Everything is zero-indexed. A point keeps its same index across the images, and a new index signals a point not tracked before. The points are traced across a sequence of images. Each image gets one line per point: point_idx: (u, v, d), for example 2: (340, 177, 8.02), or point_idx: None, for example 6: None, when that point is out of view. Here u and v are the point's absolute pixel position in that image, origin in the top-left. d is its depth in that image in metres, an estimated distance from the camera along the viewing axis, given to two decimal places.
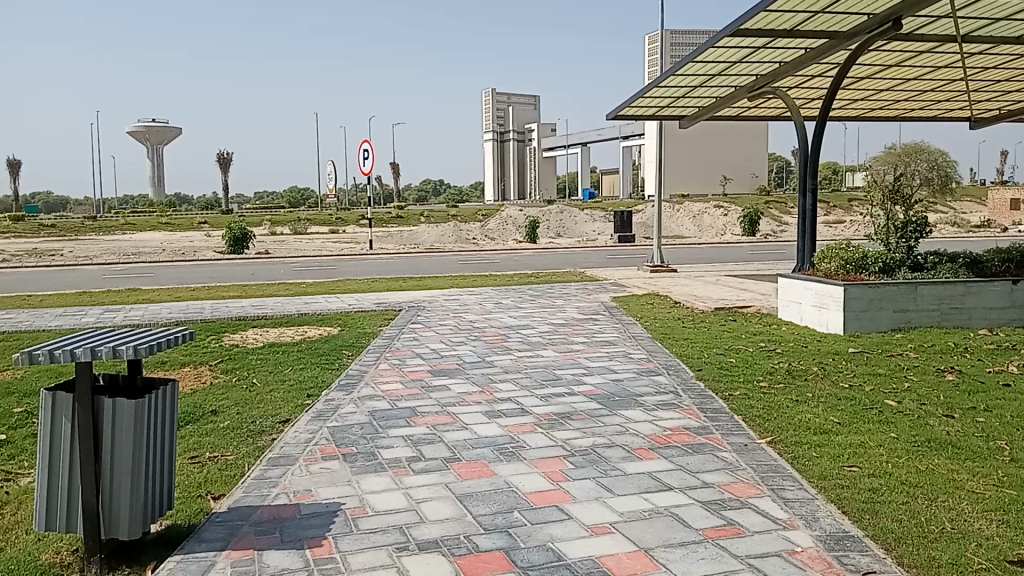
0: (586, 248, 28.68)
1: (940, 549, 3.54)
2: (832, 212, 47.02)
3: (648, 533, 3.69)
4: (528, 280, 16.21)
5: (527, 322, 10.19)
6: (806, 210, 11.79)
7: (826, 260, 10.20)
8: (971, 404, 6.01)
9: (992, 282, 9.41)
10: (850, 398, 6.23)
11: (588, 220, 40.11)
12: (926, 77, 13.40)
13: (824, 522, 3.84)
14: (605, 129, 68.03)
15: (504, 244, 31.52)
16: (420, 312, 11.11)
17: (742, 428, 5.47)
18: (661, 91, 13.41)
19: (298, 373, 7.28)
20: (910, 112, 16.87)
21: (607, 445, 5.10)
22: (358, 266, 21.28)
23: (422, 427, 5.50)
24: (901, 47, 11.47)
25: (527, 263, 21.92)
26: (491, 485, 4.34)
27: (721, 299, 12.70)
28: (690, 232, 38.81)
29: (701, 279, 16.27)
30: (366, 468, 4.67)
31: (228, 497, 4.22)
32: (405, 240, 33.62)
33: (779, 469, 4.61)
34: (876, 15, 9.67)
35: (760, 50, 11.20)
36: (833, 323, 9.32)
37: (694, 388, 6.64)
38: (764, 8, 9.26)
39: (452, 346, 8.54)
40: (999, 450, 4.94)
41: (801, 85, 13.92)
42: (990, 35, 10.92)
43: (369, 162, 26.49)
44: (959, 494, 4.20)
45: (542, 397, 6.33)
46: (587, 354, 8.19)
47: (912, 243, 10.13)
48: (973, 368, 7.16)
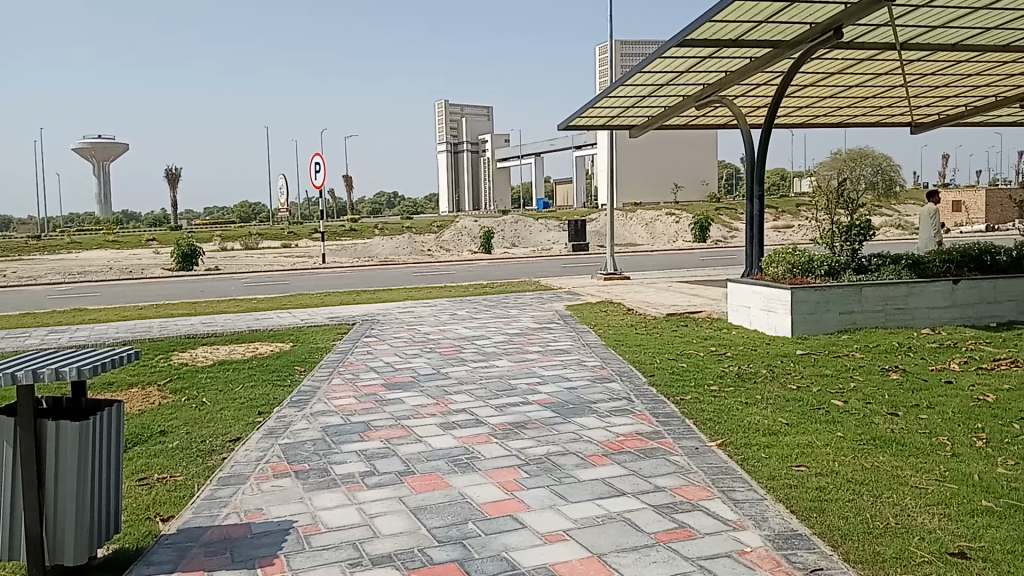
0: (539, 257, 28.84)
1: (885, 544, 3.62)
2: (780, 218, 47.87)
3: (601, 538, 3.72)
4: (483, 290, 16.27)
5: (481, 333, 10.21)
6: (753, 216, 11.98)
7: (775, 264, 10.39)
8: (915, 401, 6.17)
9: (933, 282, 9.67)
10: (798, 399, 6.36)
11: (542, 230, 40.39)
12: (868, 84, 13.76)
13: (772, 521, 3.91)
14: (558, 139, 68.47)
15: (460, 256, 31.53)
16: (374, 326, 11.07)
17: (693, 432, 5.55)
18: (611, 101, 13.56)
19: (250, 390, 7.19)
20: (854, 118, 17.28)
21: (561, 453, 5.13)
22: (311, 281, 21.02)
23: (376, 441, 5.47)
24: (842, 54, 11.78)
25: (482, 274, 22.01)
26: (445, 497, 4.33)
27: (673, 305, 12.85)
28: (643, 240, 39.29)
29: (654, 286, 16.40)
30: (319, 484, 4.63)
31: (178, 518, 4.15)
32: (359, 253, 33.41)
33: (729, 470, 4.69)
34: (817, 24, 9.89)
35: (706, 60, 11.41)
36: (781, 326, 9.50)
37: (647, 393, 6.72)
38: (711, 19, 9.43)
39: (407, 359, 8.52)
40: (941, 445, 5.09)
41: (747, 93, 14.20)
42: (927, 42, 11.27)
43: (321, 176, 26.28)
44: (902, 490, 4.31)
45: (497, 407, 6.34)
46: (542, 363, 8.22)
47: (857, 247, 10.34)
48: (916, 367, 7.35)
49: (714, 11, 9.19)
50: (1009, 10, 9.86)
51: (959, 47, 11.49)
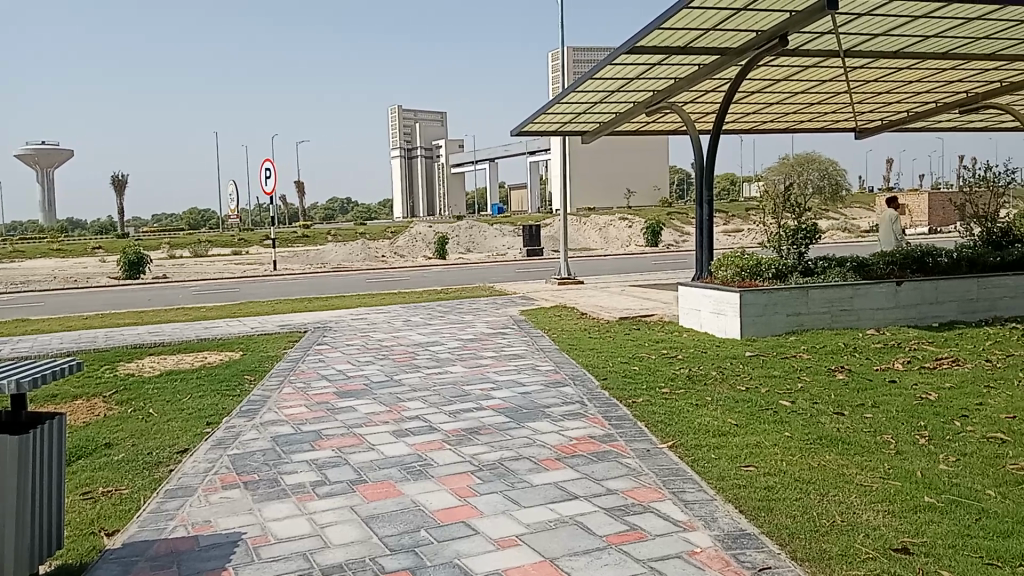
0: (493, 263, 28.87)
1: (831, 542, 3.70)
2: (731, 222, 48.61)
3: (554, 542, 3.73)
4: (437, 296, 16.23)
5: (435, 339, 10.18)
6: (703, 220, 12.14)
7: (724, 267, 10.54)
8: (860, 401, 6.31)
9: (877, 284, 9.89)
10: (747, 400, 6.46)
11: (497, 235, 40.43)
12: (813, 90, 14.04)
13: (722, 522, 3.96)
14: (511, 144, 68.59)
15: (414, 262, 31.42)
16: (326, 333, 10.97)
17: (645, 434, 5.61)
18: (563, 107, 13.64)
19: (198, 400, 7.07)
20: (800, 124, 17.63)
21: (515, 458, 5.13)
22: (262, 288, 20.74)
23: (327, 450, 5.42)
24: (788, 62, 12.01)
25: (436, 280, 21.97)
26: (398, 505, 4.31)
27: (626, 309, 12.97)
28: (597, 245, 39.58)
29: (607, 290, 16.53)
30: (269, 495, 4.57)
31: (123, 532, 4.06)
32: (311, 259, 33.08)
33: (680, 472, 4.74)
34: (764, 31, 10.07)
35: (656, 67, 11.55)
36: (730, 328, 9.64)
37: (599, 397, 6.76)
38: (659, 26, 9.55)
39: (359, 366, 8.45)
40: (885, 443, 5.21)
41: (696, 99, 14.39)
42: (869, 49, 11.55)
43: (271, 182, 25.96)
44: (848, 488, 4.41)
45: (450, 413, 6.33)
46: (495, 368, 8.23)
47: (803, 250, 10.53)
48: (861, 367, 7.51)
49: (663, 18, 9.30)
50: (948, 19, 10.15)
51: (901, 55, 11.79)
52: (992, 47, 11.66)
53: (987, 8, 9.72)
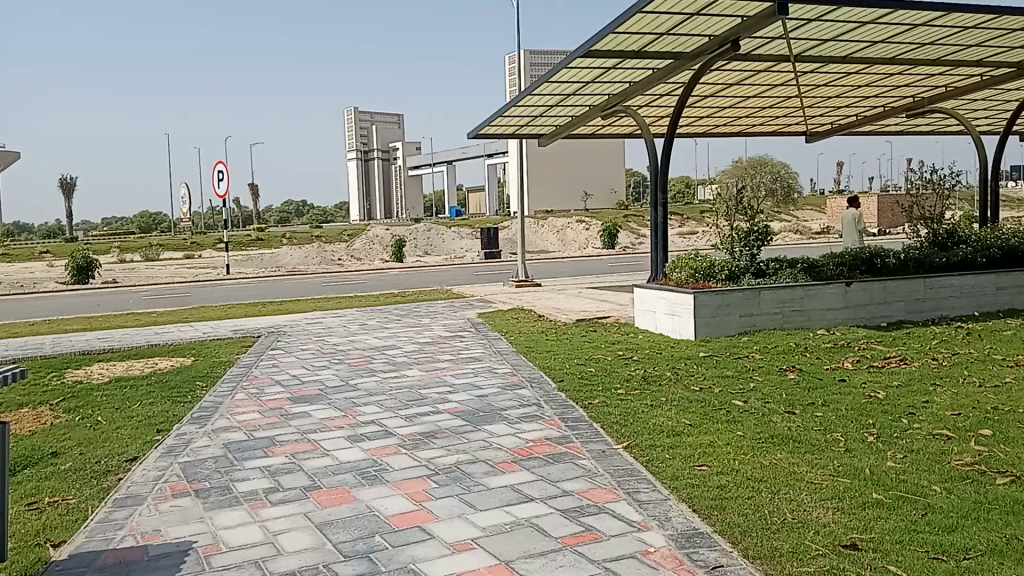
0: (451, 266, 28.83)
1: (781, 539, 3.76)
2: (686, 224, 49.18)
3: (510, 545, 3.74)
4: (394, 299, 16.15)
5: (391, 343, 10.13)
6: (658, 223, 12.26)
7: (678, 269, 10.67)
8: (810, 399, 6.43)
9: (827, 285, 10.08)
10: (701, 400, 6.53)
11: (455, 237, 40.37)
12: (765, 94, 14.27)
13: (675, 521, 4.01)
14: (469, 146, 68.54)
15: (371, 265, 31.24)
16: (280, 338, 10.85)
17: (601, 435, 5.64)
18: (519, 110, 13.68)
19: (148, 407, 6.94)
20: (753, 128, 17.90)
21: (471, 461, 5.13)
22: (215, 292, 20.44)
23: (281, 457, 5.36)
24: (740, 66, 12.19)
25: (394, 283, 21.86)
26: (352, 511, 4.27)
27: (583, 311, 13.05)
28: (555, 247, 39.74)
29: (565, 292, 16.60)
30: (220, 503, 4.50)
31: (70, 543, 3.97)
32: (266, 262, 32.69)
33: (634, 472, 4.78)
34: (716, 36, 10.20)
35: (611, 71, 11.64)
36: (685, 330, 9.75)
37: (556, 399, 6.79)
38: (614, 30, 9.63)
39: (314, 371, 8.37)
40: (835, 441, 5.32)
41: (651, 103, 14.53)
42: (819, 54, 11.77)
43: (224, 185, 25.60)
44: (799, 486, 4.48)
45: (406, 418, 6.30)
46: (452, 371, 8.21)
47: (756, 252, 10.68)
48: (812, 366, 7.65)
49: (618, 22, 9.38)
50: (894, 25, 10.38)
51: (850, 60, 12.03)
52: (937, 53, 11.96)
53: (932, 15, 9.97)
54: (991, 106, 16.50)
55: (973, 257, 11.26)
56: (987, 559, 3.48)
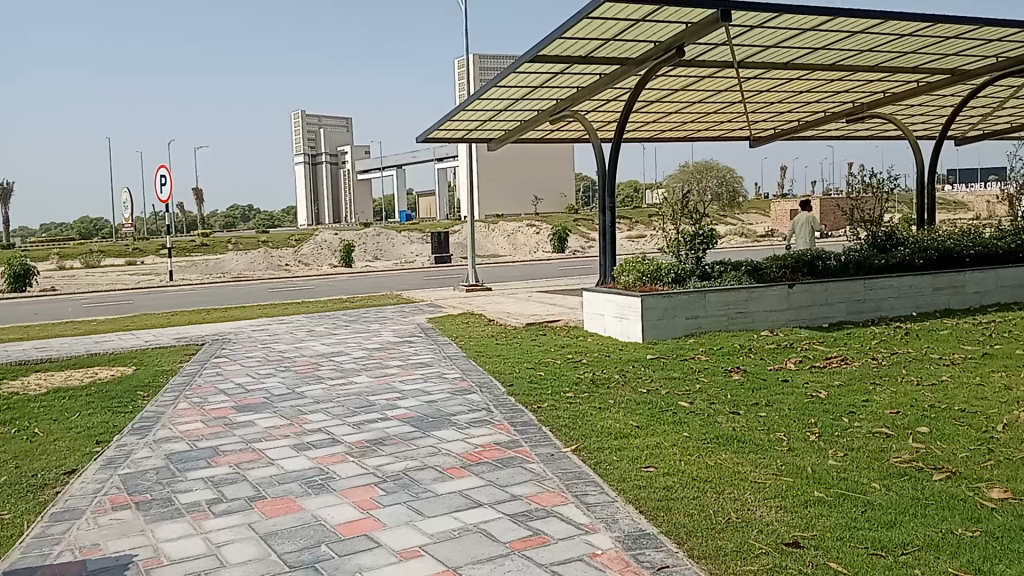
0: (401, 271, 28.66)
1: (725, 539, 3.82)
2: (635, 228, 49.70)
3: (457, 551, 3.74)
4: (343, 305, 16.01)
5: (339, 349, 10.03)
6: (606, 227, 12.37)
7: (626, 272, 10.79)
8: (754, 400, 6.55)
9: (771, 287, 10.27)
10: (649, 402, 6.60)
11: (405, 242, 40.19)
12: (710, 100, 14.49)
13: (622, 522, 4.05)
14: (418, 150, 68.28)
15: (319, 270, 30.92)
16: (225, 345, 10.67)
17: (550, 438, 5.67)
18: (468, 114, 13.69)
19: (87, 418, 6.77)
20: (698, 133, 18.17)
21: (419, 468, 5.11)
22: (159, 300, 20.03)
23: (225, 467, 5.27)
24: (685, 72, 12.37)
25: (342, 288, 21.68)
26: (298, 520, 4.23)
27: (532, 315, 13.10)
28: (505, 251, 39.82)
29: (515, 297, 16.66)
30: (162, 515, 4.41)
31: (3, 560, 3.84)
32: (212, 269, 32.14)
33: (583, 475, 4.81)
34: (662, 42, 10.33)
35: (558, 76, 11.72)
36: (633, 332, 9.85)
37: (505, 403, 6.80)
38: (561, 35, 9.70)
39: (260, 379, 8.25)
40: (777, 441, 5.42)
41: (598, 108, 14.65)
42: (762, 61, 12.00)
43: (167, 189, 25.12)
44: (743, 485, 4.56)
45: (354, 425, 6.25)
46: (401, 377, 8.17)
47: (701, 255, 10.85)
48: (756, 367, 7.79)
49: (564, 27, 9.45)
50: (834, 32, 10.63)
51: (791, 66, 12.29)
52: (875, 60, 12.28)
53: (870, 22, 10.23)
54: (926, 111, 17.00)
55: (910, 259, 11.58)
56: (923, 554, 3.58)
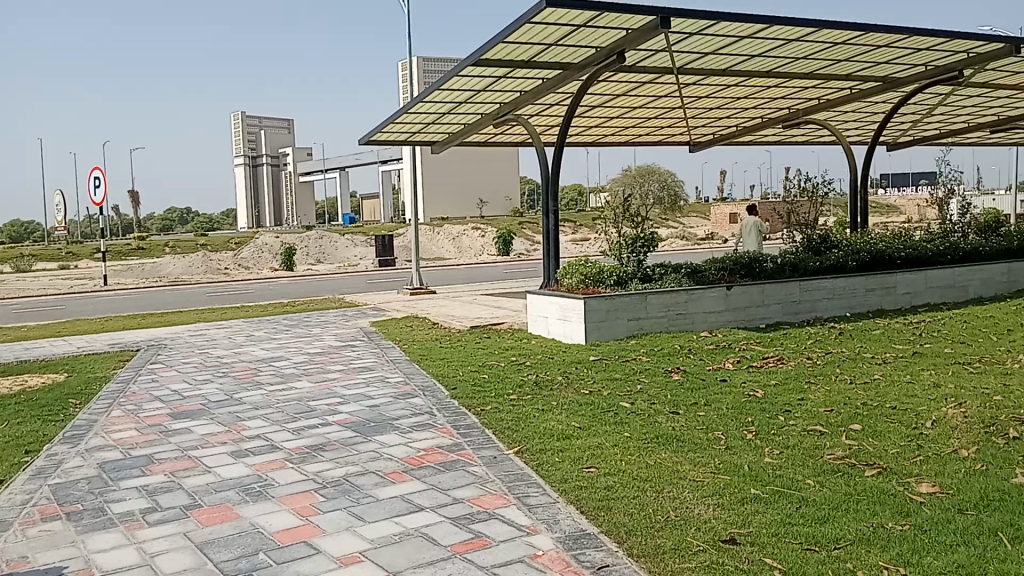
0: (343, 274, 28.39)
1: (664, 537, 3.88)
2: (579, 230, 50.08)
3: (398, 556, 3.72)
4: (284, 309, 15.79)
5: (279, 354, 9.89)
6: (549, 230, 12.45)
7: (569, 275, 10.88)
8: (693, 400, 6.66)
9: (710, 288, 10.46)
10: (591, 403, 6.67)
11: (348, 245, 39.81)
12: (651, 105, 14.70)
13: (564, 523, 4.08)
14: (361, 152, 67.70)
15: (259, 274, 30.44)
16: (161, 351, 10.43)
17: (492, 441, 5.69)
18: (411, 117, 13.64)
19: (16, 428, 6.55)
20: (639, 137, 18.41)
21: (360, 473, 5.07)
22: (92, 304, 19.48)
23: (160, 475, 5.16)
24: (626, 77, 12.53)
25: (284, 292, 21.39)
26: (235, 528, 4.16)
27: (476, 318, 13.10)
28: (450, 254, 39.76)
29: (459, 299, 16.65)
30: (94, 526, 4.30)
31: None
32: (148, 273, 31.38)
33: (525, 477, 4.84)
34: (603, 48, 10.45)
35: (501, 80, 11.75)
36: (576, 334, 9.93)
37: (448, 406, 6.80)
38: (504, 39, 9.74)
39: (197, 385, 8.09)
40: (716, 439, 5.53)
41: (541, 112, 14.74)
42: (701, 67, 12.22)
43: (100, 191, 24.44)
44: (682, 484, 4.64)
45: (294, 431, 6.17)
46: (343, 382, 8.09)
47: (642, 257, 10.99)
48: (695, 367, 7.93)
49: (507, 32, 9.49)
50: (770, 39, 10.88)
51: (730, 72, 12.53)
52: (810, 67, 12.59)
53: (805, 31, 10.49)
54: (859, 117, 17.50)
55: (844, 261, 11.91)
56: (855, 548, 3.69)
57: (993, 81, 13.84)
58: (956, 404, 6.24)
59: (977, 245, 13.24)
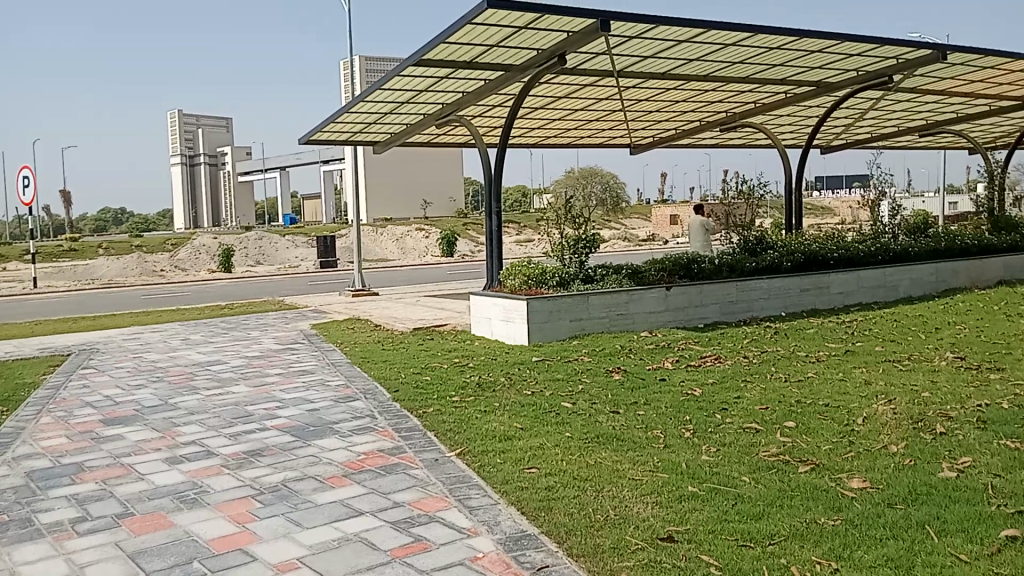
0: (284, 276, 28.00)
1: (603, 536, 3.92)
2: (523, 231, 50.24)
3: (337, 562, 3.69)
4: (222, 311, 15.50)
5: (217, 358, 9.71)
6: (491, 231, 12.46)
7: (512, 276, 10.93)
8: (633, 399, 6.75)
9: (650, 289, 10.60)
10: (533, 404, 6.71)
11: (288, 246, 39.26)
12: (592, 107, 14.83)
13: (504, 525, 4.10)
14: (302, 152, 66.82)
15: (197, 276, 29.81)
16: (94, 356, 10.15)
17: (434, 444, 5.67)
18: (352, 117, 13.52)
19: None
20: (581, 139, 18.56)
21: (299, 478, 5.02)
22: (20, 308, 18.85)
23: (90, 483, 5.02)
24: (568, 80, 12.62)
25: (222, 294, 21.00)
26: (169, 536, 4.08)
27: (419, 319, 13.05)
28: (394, 256, 39.52)
29: (402, 301, 16.56)
30: (20, 537, 4.17)
31: None
32: (80, 275, 30.48)
33: (466, 479, 4.84)
34: (544, 50, 10.51)
35: (443, 81, 11.73)
36: (518, 335, 9.97)
37: (389, 409, 6.77)
38: (445, 40, 9.72)
39: (131, 390, 7.90)
40: (655, 438, 5.61)
41: (484, 113, 14.75)
42: (640, 70, 12.38)
43: (29, 191, 23.66)
44: (622, 482, 4.70)
45: (230, 436, 6.07)
46: (282, 386, 7.98)
47: (584, 258, 11.11)
48: (635, 367, 8.03)
49: (448, 32, 9.48)
50: (707, 44, 11.08)
51: (669, 76, 12.72)
52: (746, 72, 12.86)
53: (740, 36, 10.71)
54: (795, 121, 17.92)
55: (779, 262, 12.19)
56: (788, 543, 3.78)
57: (921, 87, 14.31)
58: (886, 401, 6.44)
59: (906, 247, 13.67)
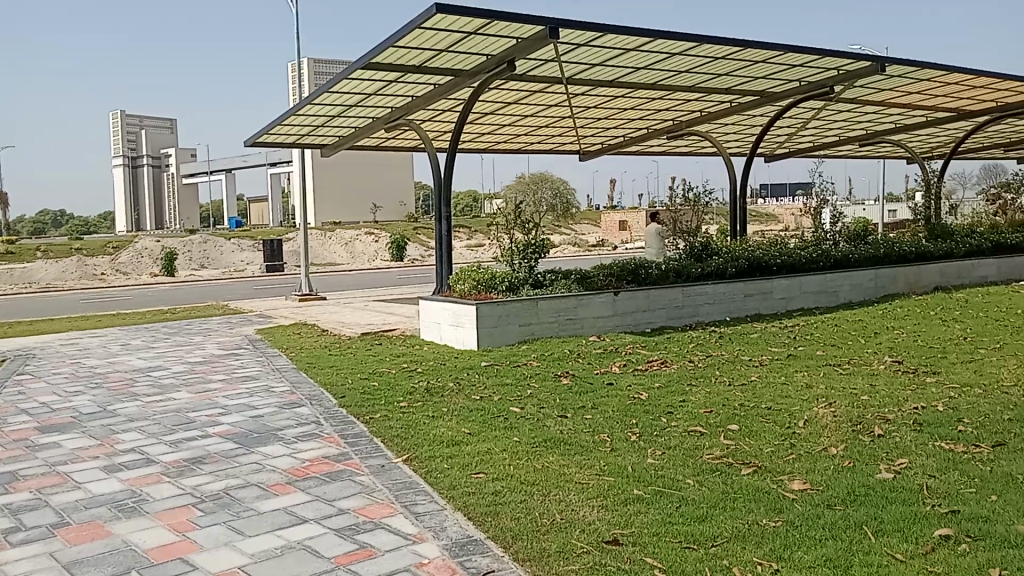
0: (230, 280, 27.55)
1: (549, 540, 3.94)
2: (473, 236, 50.20)
3: (279, 570, 3.65)
4: (165, 316, 15.18)
5: (158, 364, 9.50)
6: (440, 235, 12.43)
7: (461, 281, 10.92)
8: (581, 403, 6.79)
9: (598, 294, 10.68)
10: (481, 408, 6.71)
11: (234, 249, 38.63)
12: (541, 113, 14.91)
13: (450, 530, 4.09)
14: (249, 154, 65.82)
15: (139, 279, 29.17)
16: (29, 361, 9.85)
17: (381, 450, 5.63)
18: (299, 119, 13.38)
19: None
20: (531, 145, 18.64)
21: (241, 486, 4.93)
22: None
23: (24, 493, 4.88)
24: (517, 85, 12.67)
25: (165, 298, 20.57)
26: (106, 547, 3.98)
27: (367, 324, 12.95)
28: (342, 260, 39.16)
29: (350, 306, 16.42)
30: None
31: None
32: (15, 278, 29.57)
33: (412, 485, 4.82)
34: (494, 56, 10.53)
35: (392, 84, 11.68)
36: (467, 340, 9.97)
37: (335, 415, 6.70)
38: (394, 44, 9.68)
39: (68, 397, 7.68)
40: (602, 441, 5.66)
41: (433, 117, 14.72)
42: (589, 78, 12.48)
43: None
44: (568, 486, 4.73)
45: (171, 443, 5.95)
46: (226, 392, 7.84)
47: (533, 263, 11.15)
48: (583, 371, 8.08)
49: (397, 36, 9.44)
50: (654, 53, 11.23)
51: (617, 83, 12.86)
52: (693, 80, 13.06)
53: (687, 45, 10.87)
54: (739, 129, 18.26)
55: (724, 268, 12.38)
56: (730, 545, 3.85)
57: (861, 98, 14.70)
58: (826, 404, 6.60)
59: (846, 254, 13.99)
